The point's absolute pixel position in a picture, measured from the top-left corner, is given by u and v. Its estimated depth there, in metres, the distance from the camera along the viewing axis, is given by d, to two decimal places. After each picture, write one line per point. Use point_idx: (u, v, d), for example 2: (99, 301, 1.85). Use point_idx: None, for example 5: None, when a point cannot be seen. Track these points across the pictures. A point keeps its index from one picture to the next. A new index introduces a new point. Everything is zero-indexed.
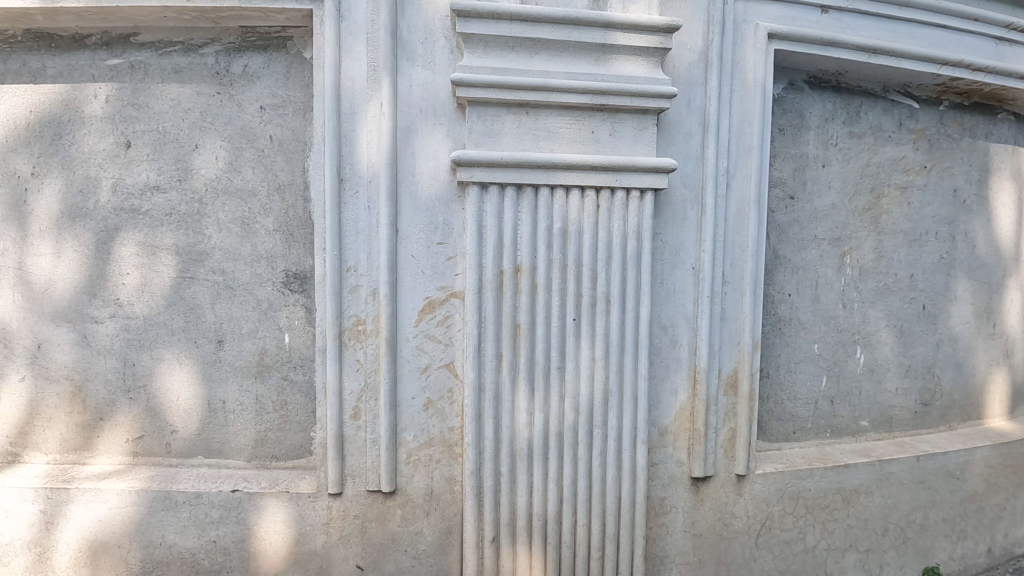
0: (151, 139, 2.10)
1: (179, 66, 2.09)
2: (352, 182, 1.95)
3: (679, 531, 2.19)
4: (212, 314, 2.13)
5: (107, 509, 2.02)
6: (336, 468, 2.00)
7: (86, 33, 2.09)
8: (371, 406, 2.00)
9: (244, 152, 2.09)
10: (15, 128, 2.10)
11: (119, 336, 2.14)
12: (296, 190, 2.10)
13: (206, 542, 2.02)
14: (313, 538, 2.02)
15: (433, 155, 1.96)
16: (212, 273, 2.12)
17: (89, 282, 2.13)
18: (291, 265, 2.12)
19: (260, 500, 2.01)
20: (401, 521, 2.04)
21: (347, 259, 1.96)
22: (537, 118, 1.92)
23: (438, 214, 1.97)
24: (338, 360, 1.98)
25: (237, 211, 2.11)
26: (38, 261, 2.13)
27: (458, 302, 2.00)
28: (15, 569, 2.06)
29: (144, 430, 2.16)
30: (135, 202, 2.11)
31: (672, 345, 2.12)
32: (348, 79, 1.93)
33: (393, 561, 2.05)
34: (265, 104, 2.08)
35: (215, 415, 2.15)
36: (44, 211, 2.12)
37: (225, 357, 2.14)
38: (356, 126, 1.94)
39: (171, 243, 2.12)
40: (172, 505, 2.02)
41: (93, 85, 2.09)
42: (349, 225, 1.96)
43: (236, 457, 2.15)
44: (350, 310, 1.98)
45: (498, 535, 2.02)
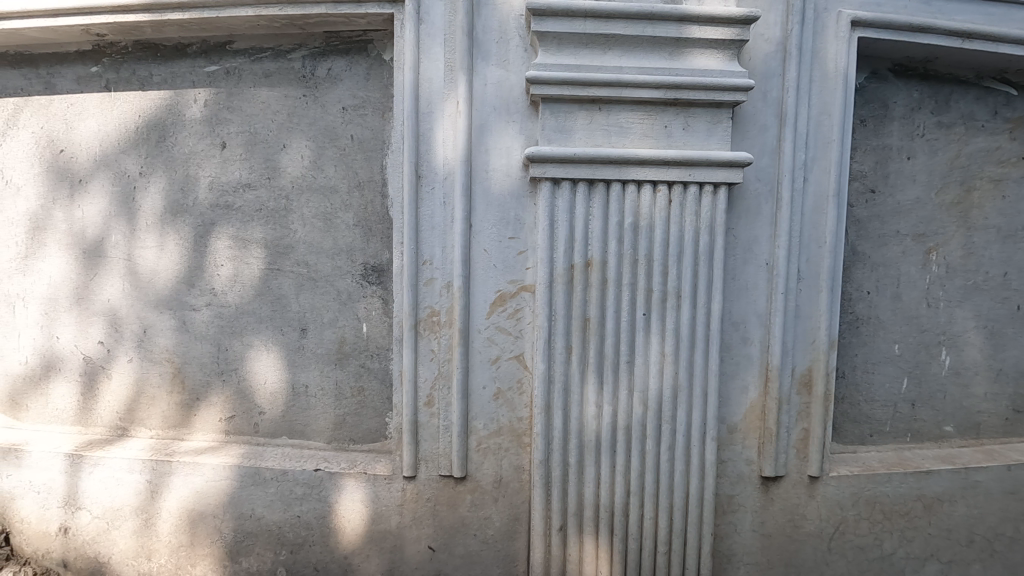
0: (243, 139, 2.25)
1: (269, 70, 2.22)
2: (428, 178, 2.03)
3: (747, 531, 2.16)
4: (296, 304, 2.27)
5: (204, 482, 2.20)
6: (411, 452, 2.09)
7: (187, 42, 2.26)
8: (444, 394, 2.08)
9: (327, 151, 2.21)
10: (127, 132, 2.32)
11: (214, 323, 2.32)
12: (374, 187, 2.20)
13: (291, 516, 2.16)
14: (388, 518, 2.13)
15: (506, 152, 2.01)
16: (297, 265, 2.26)
17: (188, 272, 2.32)
18: (369, 257, 2.22)
19: (341, 480, 2.14)
20: (471, 506, 2.11)
21: (423, 252, 2.05)
22: (609, 113, 1.93)
23: (510, 209, 2.02)
24: (413, 349, 2.08)
25: (320, 206, 2.23)
26: (145, 253, 2.34)
27: (529, 295, 2.04)
28: (125, 532, 2.27)
29: (235, 410, 2.33)
30: (229, 198, 2.27)
31: (742, 342, 2.09)
32: (426, 80, 2.00)
33: (463, 544, 2.13)
34: (347, 105, 2.19)
35: (299, 398, 2.29)
36: (150, 207, 2.32)
37: (308, 345, 2.27)
38: (433, 125, 2.02)
39: (261, 237, 2.26)
40: (261, 481, 2.17)
41: (193, 91, 2.27)
42: (426, 220, 2.04)
43: (317, 438, 2.29)
44: (425, 301, 2.07)
45: (565, 525, 2.06)
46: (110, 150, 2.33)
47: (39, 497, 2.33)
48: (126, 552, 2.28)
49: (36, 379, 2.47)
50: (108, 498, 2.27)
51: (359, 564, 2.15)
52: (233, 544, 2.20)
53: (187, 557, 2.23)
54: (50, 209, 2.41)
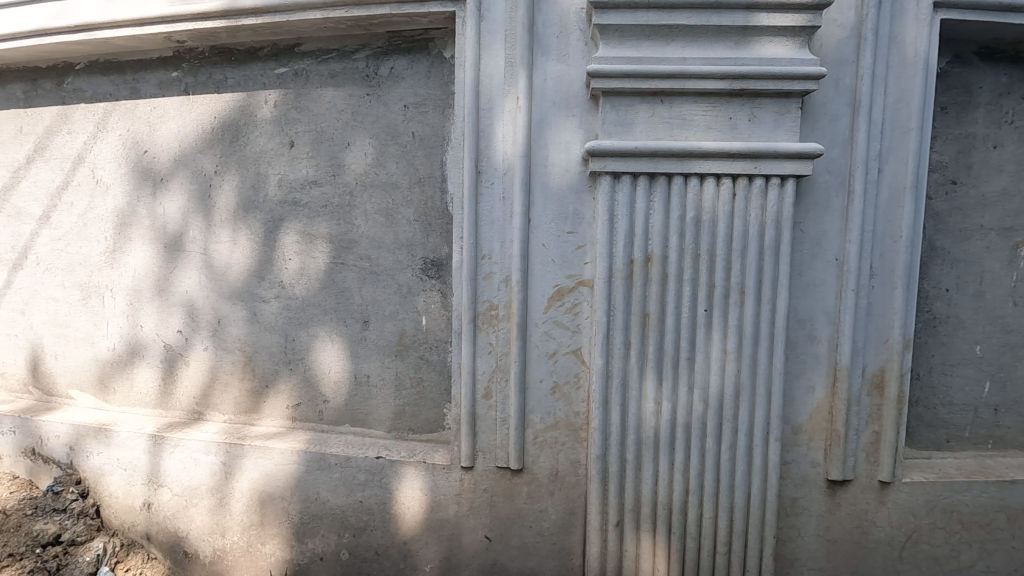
0: (311, 138, 2.34)
1: (334, 71, 2.30)
2: (488, 174, 2.05)
3: (811, 535, 2.10)
4: (359, 297, 2.34)
5: (273, 465, 2.31)
6: (468, 443, 2.13)
7: (258, 46, 2.37)
8: (502, 386, 2.11)
9: (389, 148, 2.27)
10: (203, 132, 2.45)
11: (282, 314, 2.43)
12: (434, 183, 2.25)
13: (354, 501, 2.25)
14: (446, 507, 2.18)
15: (565, 146, 2.01)
16: (360, 259, 2.33)
17: (258, 266, 2.43)
18: (428, 252, 2.27)
19: (401, 468, 2.20)
20: (527, 498, 2.14)
21: (482, 247, 2.08)
22: (671, 106, 1.90)
23: (568, 204, 2.02)
24: (472, 342, 2.11)
25: (382, 202, 2.30)
26: (219, 248, 2.47)
27: (587, 290, 2.04)
28: (201, 510, 2.42)
29: (302, 398, 2.43)
30: (297, 195, 2.37)
31: (809, 340, 2.02)
32: (487, 77, 2.03)
33: (519, 535, 2.15)
34: (408, 103, 2.24)
35: (361, 387, 2.37)
36: (224, 204, 2.45)
37: (370, 337, 2.35)
38: (493, 121, 2.04)
39: (326, 232, 2.35)
40: (326, 466, 2.26)
41: (264, 92, 2.37)
42: (485, 215, 2.07)
43: (378, 427, 2.36)
44: (484, 295, 2.10)
45: (622, 520, 2.05)
46: (188, 149, 2.48)
47: (125, 474, 2.50)
48: (202, 528, 2.42)
49: (122, 365, 2.66)
50: (186, 477, 2.42)
51: (418, 550, 2.21)
52: (300, 526, 2.31)
53: (257, 536, 2.36)
54: (135, 206, 2.58)
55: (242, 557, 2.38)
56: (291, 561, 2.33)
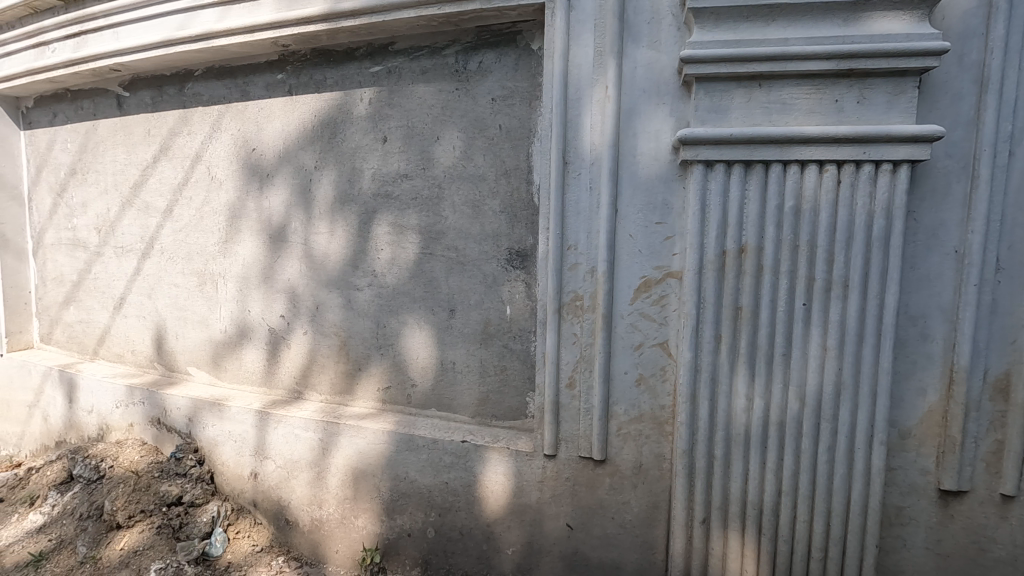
0: (402, 133, 2.44)
1: (425, 67, 2.38)
2: (575, 164, 2.06)
3: (918, 548, 1.96)
4: (446, 286, 2.43)
5: (366, 444, 2.44)
6: (552, 432, 2.16)
7: (354, 46, 2.49)
8: (586, 377, 2.12)
9: (477, 141, 2.32)
10: (306, 131, 2.62)
11: (374, 302, 2.56)
12: (520, 175, 2.28)
13: (440, 482, 2.34)
14: (528, 493, 2.22)
15: (655, 135, 1.97)
16: (447, 250, 2.41)
17: (353, 255, 2.57)
18: (513, 243, 2.31)
19: (485, 453, 2.26)
20: (610, 490, 2.13)
21: (568, 237, 2.09)
22: (770, 90, 1.82)
23: (657, 193, 1.99)
24: (557, 332, 2.14)
25: (469, 194, 2.35)
26: (319, 238, 2.64)
27: (675, 282, 2.00)
28: (301, 482, 2.60)
29: (392, 382, 2.56)
30: (389, 188, 2.48)
31: (921, 339, 1.88)
32: (575, 67, 2.03)
33: (601, 526, 2.16)
34: (496, 97, 2.28)
35: (447, 373, 2.46)
36: (323, 197, 2.61)
37: (456, 325, 2.42)
38: (580, 111, 2.04)
39: (416, 224, 2.45)
40: (414, 447, 2.37)
41: (360, 91, 2.50)
42: (571, 205, 2.08)
43: (462, 412, 2.44)
44: (570, 286, 2.11)
45: (709, 518, 2.01)
46: (292, 147, 2.66)
47: (236, 445, 2.74)
48: (302, 499, 2.61)
49: (232, 345, 2.91)
50: (287, 451, 2.61)
51: (501, 534, 2.27)
52: (390, 502, 2.43)
53: (351, 509, 2.51)
54: (244, 200, 2.80)
55: (337, 529, 2.54)
56: (381, 535, 2.46)
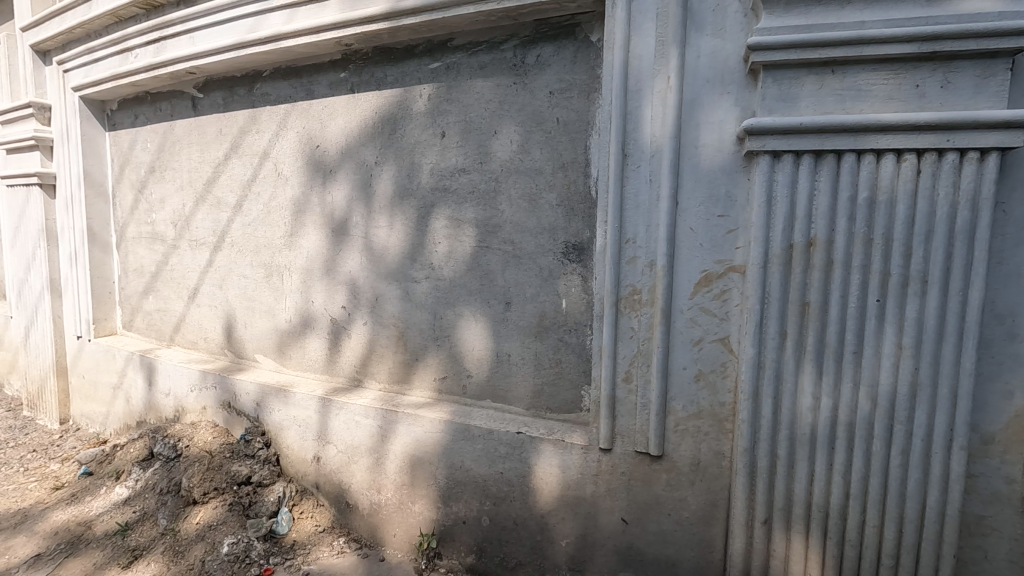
0: (460, 128, 2.47)
1: (484, 62, 2.41)
2: (635, 157, 2.04)
3: (1001, 560, 1.84)
4: (502, 279, 2.45)
5: (423, 432, 2.51)
6: (607, 426, 2.16)
7: (414, 43, 2.54)
8: (643, 371, 2.10)
9: (534, 135, 2.33)
10: (367, 127, 2.70)
11: (431, 294, 2.62)
12: (577, 168, 2.27)
13: (495, 471, 2.37)
14: (583, 486, 2.22)
15: (719, 125, 1.93)
16: (503, 243, 2.43)
17: (411, 248, 2.64)
18: (570, 236, 2.31)
19: (540, 445, 2.28)
20: (666, 486, 2.11)
21: (626, 231, 2.08)
22: (843, 76, 1.74)
23: (720, 185, 1.94)
24: (614, 326, 2.13)
25: (526, 187, 2.37)
26: (379, 232, 2.72)
27: (737, 276, 1.95)
28: (361, 467, 2.70)
29: (448, 372, 2.62)
30: (447, 182, 2.52)
31: (1008, 339, 1.76)
32: (635, 58, 2.00)
33: (656, 522, 2.13)
34: (553, 90, 2.28)
35: (502, 365, 2.49)
36: (383, 192, 2.69)
37: (511, 318, 2.45)
38: (641, 103, 2.02)
39: (472, 217, 2.48)
40: (470, 436, 2.41)
41: (419, 87, 2.55)
42: (630, 198, 2.06)
43: (517, 404, 2.47)
44: (627, 280, 2.10)
45: (770, 518, 1.95)
46: (354, 143, 2.75)
47: (299, 430, 2.87)
48: (361, 483, 2.71)
49: (296, 334, 3.05)
50: (348, 437, 2.71)
51: (555, 525, 2.28)
52: (446, 490, 2.49)
53: (408, 495, 2.58)
54: (308, 196, 2.92)
55: (394, 513, 2.63)
56: (437, 521, 2.53)
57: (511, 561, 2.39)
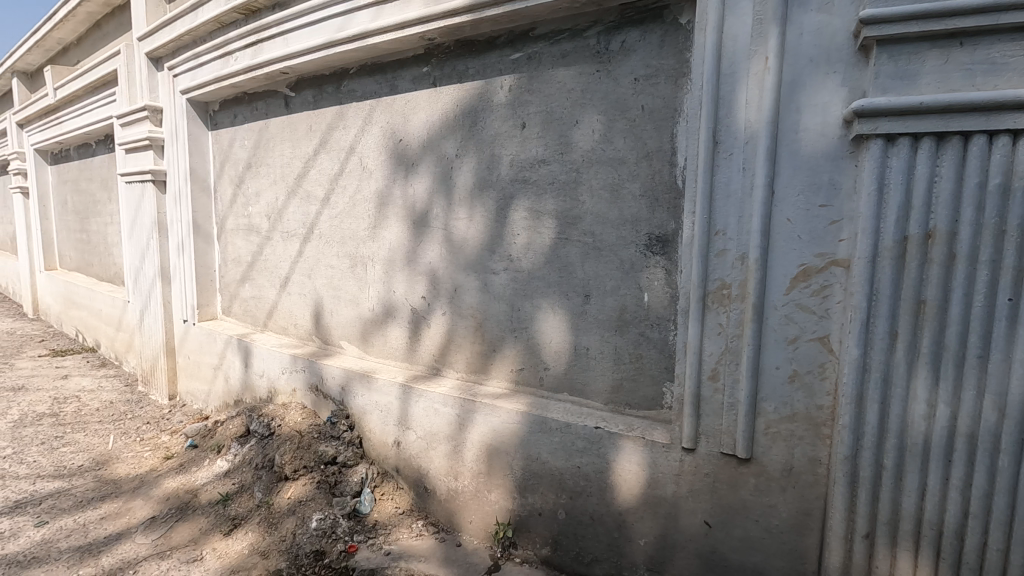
0: (541, 118, 2.45)
1: (566, 50, 2.36)
2: (727, 144, 1.94)
3: None
4: (581, 271, 2.41)
5: (500, 423, 2.53)
6: (691, 425, 2.08)
7: (496, 35, 2.54)
8: (731, 370, 2.00)
9: (618, 123, 2.27)
10: (448, 120, 2.74)
11: (509, 286, 2.62)
12: (663, 156, 2.19)
13: (572, 465, 2.36)
14: (664, 485, 2.16)
15: (823, 108, 1.79)
16: (583, 235, 2.39)
17: (491, 240, 2.65)
18: (654, 228, 2.23)
19: (619, 441, 2.24)
20: (754, 491, 2.00)
21: (715, 222, 1.99)
22: (974, 49, 1.56)
23: (822, 173, 1.80)
24: (701, 322, 2.05)
25: (608, 177, 2.31)
26: (459, 223, 2.76)
27: (840, 271, 1.80)
28: (439, 453, 2.76)
29: (525, 364, 2.62)
30: (527, 173, 2.51)
31: None
32: (730, 40, 1.90)
33: (742, 528, 2.03)
34: (639, 76, 2.21)
35: (580, 358, 2.46)
36: (463, 184, 2.72)
37: (591, 310, 2.41)
38: (735, 87, 1.91)
39: (552, 209, 2.46)
40: (547, 429, 2.40)
41: (500, 78, 2.55)
42: (721, 188, 1.96)
43: (596, 398, 2.43)
44: (716, 274, 2.01)
45: (873, 532, 1.81)
46: (436, 136, 2.79)
47: (381, 415, 2.98)
48: (439, 470, 2.78)
49: (379, 322, 3.16)
50: (427, 423, 2.78)
51: (633, 523, 2.23)
52: (522, 481, 2.50)
53: (485, 483, 2.62)
54: (391, 188, 3.01)
55: (471, 500, 2.67)
56: (513, 511, 2.55)
57: (587, 556, 2.37)
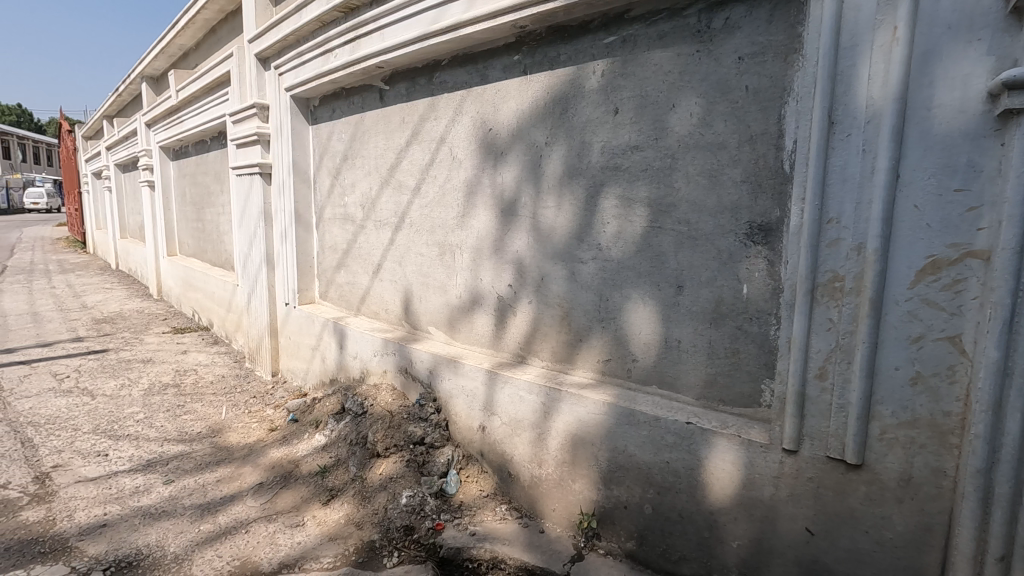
0: (635, 104, 2.38)
1: (664, 31, 2.28)
2: (844, 124, 1.79)
3: None
4: (674, 261, 2.33)
5: (586, 413, 2.51)
6: (794, 425, 1.96)
7: (590, 19, 2.49)
8: (841, 369, 1.86)
9: (718, 106, 2.16)
10: (539, 108, 2.73)
11: (598, 275, 2.58)
12: (768, 140, 2.06)
13: (660, 460, 2.30)
14: (761, 487, 2.05)
15: (962, 81, 1.60)
16: (678, 223, 2.31)
17: (579, 228, 2.63)
18: (756, 216, 2.11)
19: (712, 438, 2.15)
20: (865, 500, 1.85)
21: (828, 210, 1.85)
22: None
23: (959, 153, 1.62)
24: (807, 317, 1.92)
25: (706, 163, 2.20)
26: (547, 212, 2.75)
27: (978, 264, 1.62)
28: (524, 440, 2.79)
29: (613, 355, 2.58)
30: (618, 160, 2.45)
31: None
32: (851, 10, 1.74)
33: (850, 538, 1.88)
34: (743, 55, 2.08)
35: (671, 352, 2.38)
36: (552, 172, 2.70)
37: (684, 302, 2.32)
38: (856, 61, 1.75)
39: (645, 196, 2.39)
40: (634, 421, 2.35)
41: (593, 64, 2.50)
42: (836, 172, 1.82)
43: (687, 393, 2.35)
44: (827, 265, 1.87)
45: (1010, 556, 1.61)
46: (525, 125, 2.79)
47: (467, 400, 3.05)
48: (524, 456, 2.80)
49: (465, 310, 3.23)
50: (512, 410, 2.81)
51: (726, 524, 2.15)
52: (608, 472, 2.47)
53: (569, 473, 2.61)
54: (480, 177, 3.05)
55: (555, 489, 2.68)
56: (598, 502, 2.53)
57: (675, 554, 2.30)
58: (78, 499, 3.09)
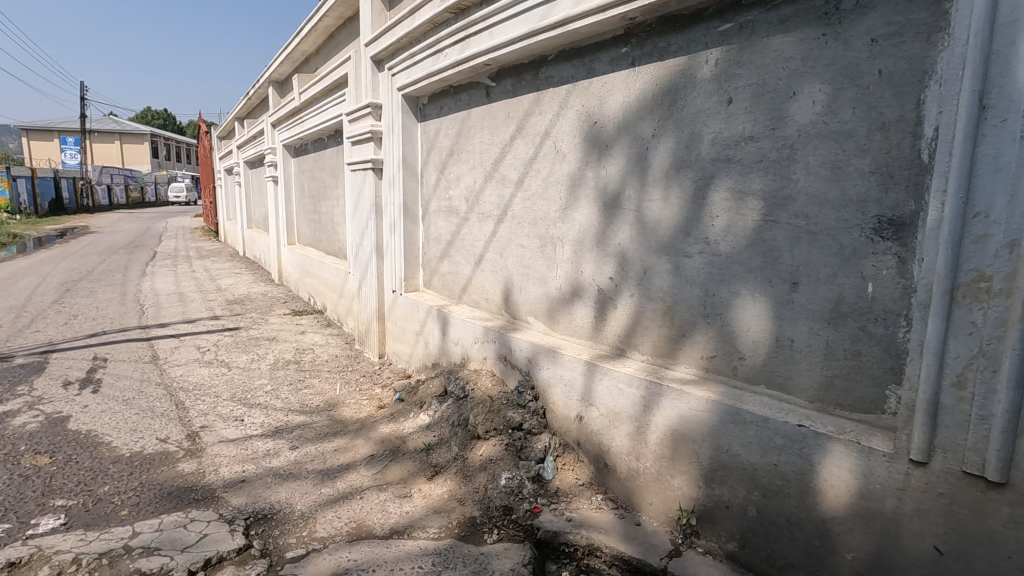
0: (751, 92, 2.30)
1: (785, 16, 2.18)
2: (998, 108, 1.62)
3: None
4: (790, 257, 2.23)
5: (688, 409, 2.47)
6: (924, 435, 1.82)
7: (703, 7, 2.44)
8: (983, 377, 1.70)
9: (846, 92, 2.03)
10: (646, 99, 2.70)
11: (704, 270, 2.53)
12: (904, 127, 1.91)
13: (768, 462, 2.22)
14: (882, 498, 1.93)
15: None
16: (795, 217, 2.20)
17: (686, 222, 2.58)
18: (885, 209, 1.97)
19: (827, 443, 2.04)
20: (1008, 522, 1.68)
21: (974, 203, 1.69)
22: None
23: None
24: (944, 319, 1.77)
25: (830, 153, 2.09)
26: (652, 205, 2.73)
27: None
28: (622, 432, 2.80)
29: (718, 351, 2.52)
30: (730, 151, 2.38)
31: None
32: None
33: (988, 562, 1.72)
34: (877, 37, 1.95)
35: (782, 351, 2.29)
36: (659, 164, 2.67)
37: (799, 300, 2.22)
38: (1016, 37, 1.58)
39: (759, 189, 2.30)
40: (740, 421, 2.29)
41: (706, 53, 2.44)
42: (986, 161, 1.66)
43: (799, 396, 2.25)
44: (970, 264, 1.71)
45: None
46: (632, 117, 2.78)
47: (565, 389, 3.11)
48: (621, 448, 2.82)
49: (565, 301, 3.28)
50: (611, 402, 2.83)
51: (840, 535, 2.04)
52: (709, 470, 2.43)
53: (668, 468, 2.60)
54: (584, 171, 3.08)
55: (652, 483, 2.67)
56: (698, 500, 2.49)
57: (780, 560, 2.22)
58: (222, 456, 3.53)
